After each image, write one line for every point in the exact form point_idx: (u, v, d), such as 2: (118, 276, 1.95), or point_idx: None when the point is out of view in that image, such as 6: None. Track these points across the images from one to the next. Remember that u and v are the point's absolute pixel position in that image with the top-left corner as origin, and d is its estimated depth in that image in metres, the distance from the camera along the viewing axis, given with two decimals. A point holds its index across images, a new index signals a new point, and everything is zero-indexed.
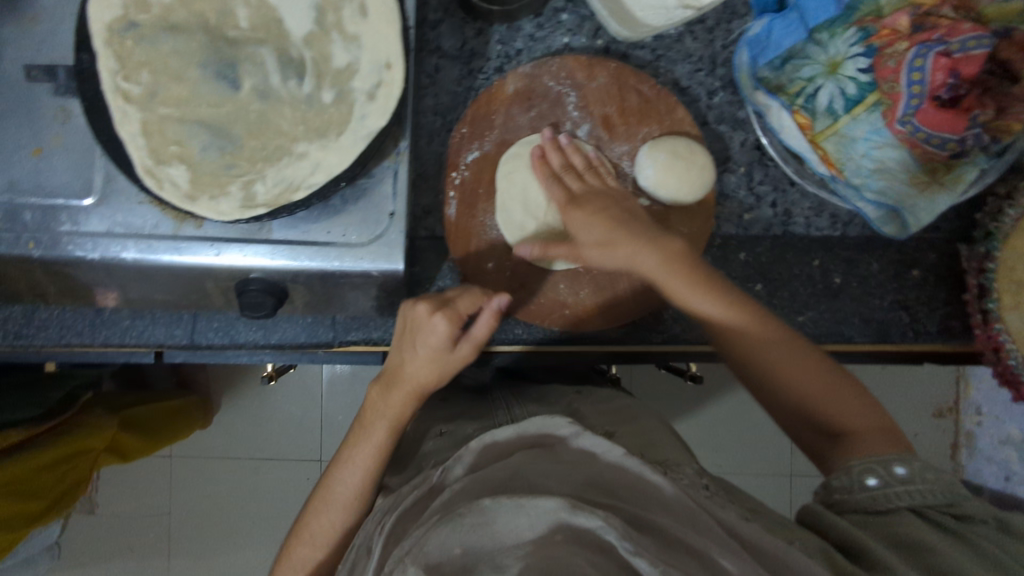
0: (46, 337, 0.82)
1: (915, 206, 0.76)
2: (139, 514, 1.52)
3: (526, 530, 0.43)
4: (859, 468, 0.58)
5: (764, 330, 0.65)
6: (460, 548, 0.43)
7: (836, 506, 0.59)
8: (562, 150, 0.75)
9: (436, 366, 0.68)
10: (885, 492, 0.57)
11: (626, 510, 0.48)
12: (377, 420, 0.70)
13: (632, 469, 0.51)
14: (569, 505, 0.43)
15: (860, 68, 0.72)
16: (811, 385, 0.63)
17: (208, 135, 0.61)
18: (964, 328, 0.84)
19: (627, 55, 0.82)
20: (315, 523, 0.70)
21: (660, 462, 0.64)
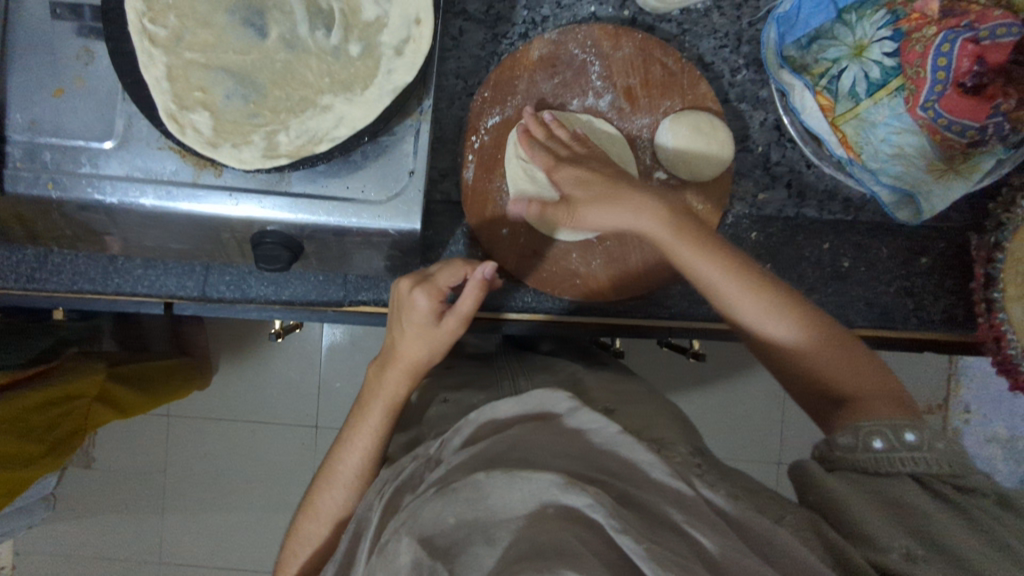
0: (58, 282, 0.82)
1: (930, 193, 0.77)
2: (135, 469, 1.53)
3: (516, 504, 0.42)
4: (868, 430, 0.57)
5: (767, 298, 0.64)
6: (453, 519, 0.42)
7: (835, 464, 0.58)
8: (546, 127, 0.75)
9: (425, 340, 0.69)
10: (888, 455, 0.56)
11: (617, 486, 0.46)
12: (375, 403, 0.70)
13: (626, 452, 0.49)
14: (563, 483, 0.42)
15: (886, 52, 0.72)
16: (815, 349, 0.63)
17: (233, 83, 0.61)
18: (967, 317, 0.86)
19: (653, 28, 0.81)
20: (322, 499, 0.68)
21: (656, 441, 0.62)
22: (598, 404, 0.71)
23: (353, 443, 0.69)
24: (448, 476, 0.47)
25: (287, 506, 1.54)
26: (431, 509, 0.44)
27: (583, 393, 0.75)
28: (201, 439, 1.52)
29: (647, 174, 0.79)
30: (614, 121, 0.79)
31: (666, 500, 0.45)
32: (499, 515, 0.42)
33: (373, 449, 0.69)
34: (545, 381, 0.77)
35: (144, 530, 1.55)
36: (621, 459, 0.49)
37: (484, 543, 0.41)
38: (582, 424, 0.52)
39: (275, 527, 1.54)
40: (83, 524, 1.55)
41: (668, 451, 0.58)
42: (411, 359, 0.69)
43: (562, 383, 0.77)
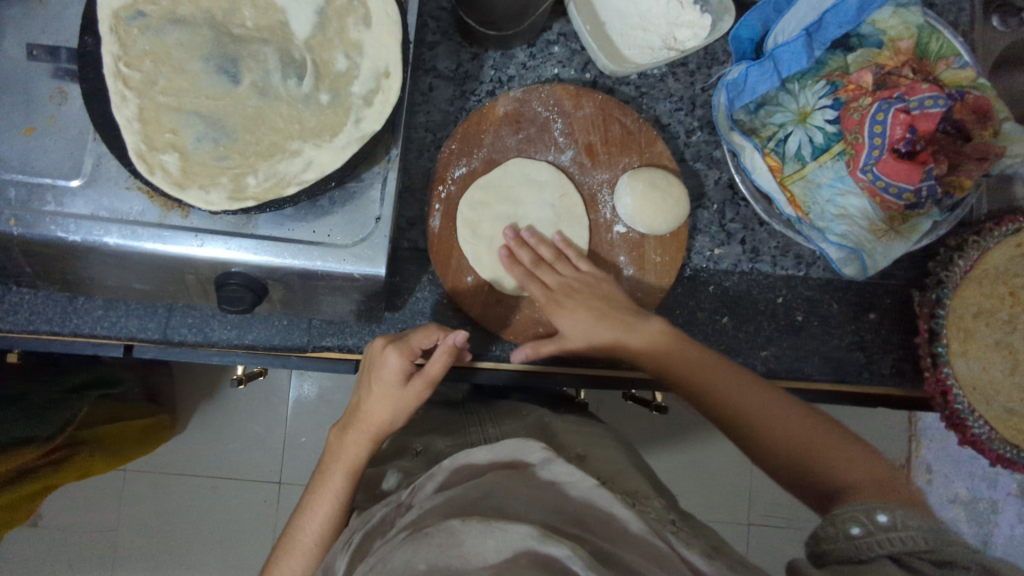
0: (13, 322, 0.80)
1: (874, 250, 0.79)
2: (81, 527, 1.46)
3: (491, 556, 0.40)
4: (846, 519, 0.55)
5: (752, 397, 0.72)
6: (423, 565, 0.40)
7: (822, 557, 0.54)
8: (528, 245, 0.80)
9: (387, 402, 0.70)
10: (867, 538, 0.53)
11: (592, 541, 0.44)
12: (336, 466, 0.70)
13: (604, 506, 0.48)
14: (540, 535, 0.41)
15: (827, 118, 0.78)
16: (795, 438, 0.67)
17: (203, 126, 0.63)
18: (914, 372, 0.88)
19: (613, 90, 0.86)
20: (277, 571, 0.67)
21: (628, 494, 0.61)
22: (571, 452, 0.72)
23: (314, 509, 0.68)
24: (420, 521, 0.46)
25: (244, 567, 1.47)
26: (401, 555, 0.42)
27: (553, 442, 0.74)
28: (155, 496, 1.46)
29: (608, 227, 0.83)
30: (576, 175, 0.83)
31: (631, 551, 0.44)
32: (472, 563, 0.39)
33: (335, 515, 0.68)
34: (512, 429, 0.77)
35: None
36: (600, 512, 0.48)
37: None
38: (553, 477, 0.50)
39: None
40: None
41: (639, 505, 0.57)
42: (375, 422, 0.70)
43: (531, 432, 0.77)
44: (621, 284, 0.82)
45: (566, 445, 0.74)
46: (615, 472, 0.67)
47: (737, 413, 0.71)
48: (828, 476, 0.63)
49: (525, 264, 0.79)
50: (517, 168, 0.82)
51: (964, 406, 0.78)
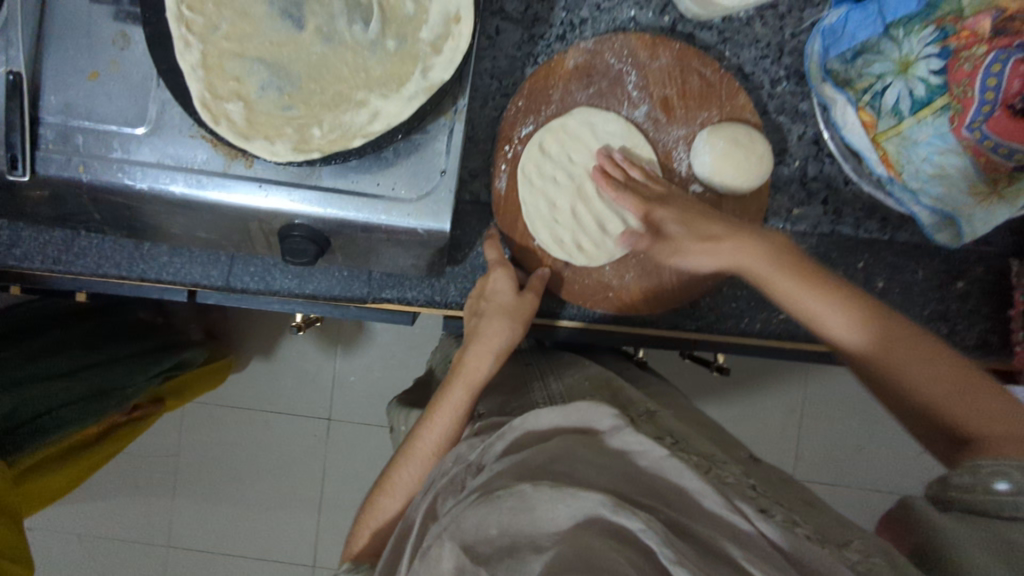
0: (83, 266, 0.81)
1: (971, 216, 0.74)
2: (147, 454, 1.53)
3: (564, 522, 0.42)
4: (988, 471, 0.49)
5: (900, 345, 0.61)
6: (497, 530, 0.43)
7: (946, 502, 0.50)
8: (621, 166, 0.76)
9: (506, 315, 0.73)
10: (1012, 498, 0.46)
11: (666, 512, 0.45)
12: (457, 381, 0.70)
13: (676, 479, 0.47)
14: (613, 504, 0.41)
15: (933, 69, 0.68)
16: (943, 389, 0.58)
17: (268, 74, 0.61)
18: (1001, 343, 0.82)
19: (693, 36, 0.80)
20: (398, 476, 0.68)
21: (704, 456, 0.59)
22: (639, 408, 0.70)
23: (432, 422, 0.69)
24: (490, 482, 0.47)
25: (299, 498, 1.54)
26: (473, 516, 0.44)
27: (620, 395, 0.73)
28: (216, 427, 1.53)
29: (682, 185, 0.78)
30: (650, 133, 0.78)
31: (722, 531, 0.43)
32: (545, 528, 0.42)
33: (453, 427, 0.69)
34: (577, 381, 0.76)
35: (156, 513, 1.55)
36: (668, 496, 0.47)
37: (531, 552, 0.41)
38: (625, 443, 0.50)
39: (286, 520, 1.55)
40: (97, 505, 1.55)
41: (717, 470, 0.56)
42: (498, 341, 0.72)
43: (594, 383, 0.75)
44: None
45: (633, 400, 0.72)
46: (688, 434, 0.65)
47: (877, 368, 0.62)
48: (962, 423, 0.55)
49: (619, 180, 0.75)
50: (581, 115, 0.77)
51: None
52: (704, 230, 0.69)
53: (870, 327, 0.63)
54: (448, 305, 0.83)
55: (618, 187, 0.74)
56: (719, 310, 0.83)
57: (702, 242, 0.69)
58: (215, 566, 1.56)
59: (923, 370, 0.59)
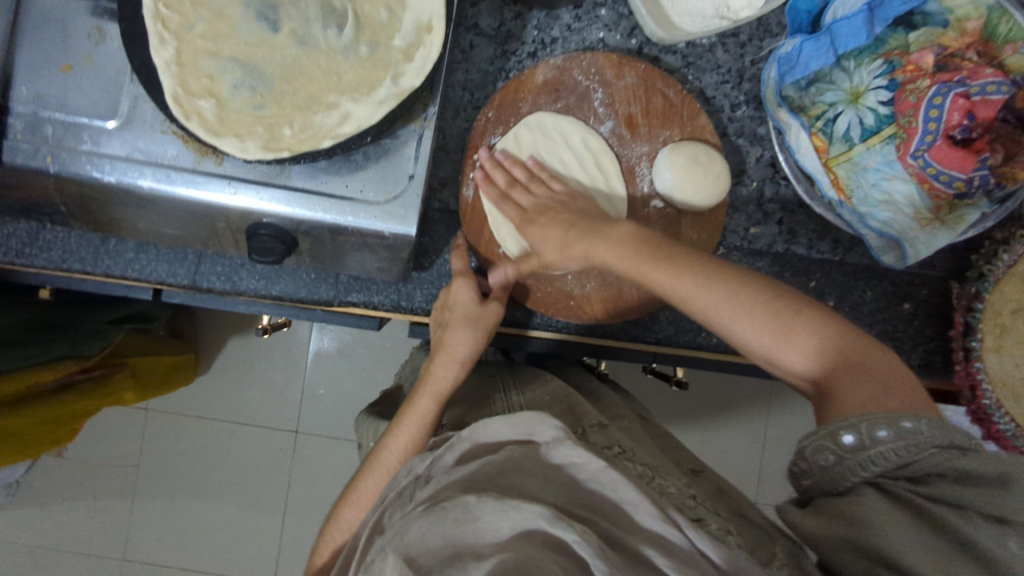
0: (47, 259, 0.81)
1: (915, 240, 0.76)
2: (104, 460, 1.50)
3: (506, 534, 0.44)
4: (814, 446, 0.49)
5: (755, 317, 0.56)
6: (441, 539, 0.44)
7: (807, 494, 0.50)
8: (502, 167, 0.77)
9: (471, 325, 0.74)
10: (840, 466, 0.47)
11: (602, 525, 0.46)
12: (424, 390, 0.71)
13: (612, 492, 0.48)
14: (552, 516, 0.42)
15: (881, 100, 0.74)
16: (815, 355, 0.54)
17: (242, 73, 0.63)
18: (945, 365, 0.85)
19: (658, 59, 0.83)
20: (361, 486, 0.68)
21: (650, 467, 0.61)
22: (593, 419, 0.71)
23: (398, 429, 0.69)
24: (437, 495, 0.48)
25: (258, 510, 1.51)
26: (417, 527, 0.45)
27: (575, 409, 0.74)
28: (176, 435, 1.50)
29: (643, 201, 0.80)
30: (614, 148, 0.80)
31: (645, 539, 0.44)
32: (487, 539, 0.43)
33: (418, 435, 0.69)
34: (537, 394, 0.77)
35: (109, 522, 1.52)
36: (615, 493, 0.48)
37: (472, 560, 0.42)
38: (567, 457, 0.50)
39: (243, 533, 1.52)
40: (48, 512, 1.51)
41: (660, 479, 0.58)
42: (463, 348, 0.73)
43: (553, 397, 0.77)
44: None
45: (589, 413, 0.74)
46: (635, 445, 0.67)
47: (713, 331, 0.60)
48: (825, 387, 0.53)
49: (499, 185, 0.76)
50: (541, 125, 0.79)
51: (992, 402, 0.76)
52: (560, 240, 0.70)
53: (718, 298, 0.58)
54: (414, 310, 0.84)
55: (496, 196, 0.76)
56: (676, 323, 0.86)
57: (558, 251, 0.70)
58: None
59: (779, 333, 0.55)
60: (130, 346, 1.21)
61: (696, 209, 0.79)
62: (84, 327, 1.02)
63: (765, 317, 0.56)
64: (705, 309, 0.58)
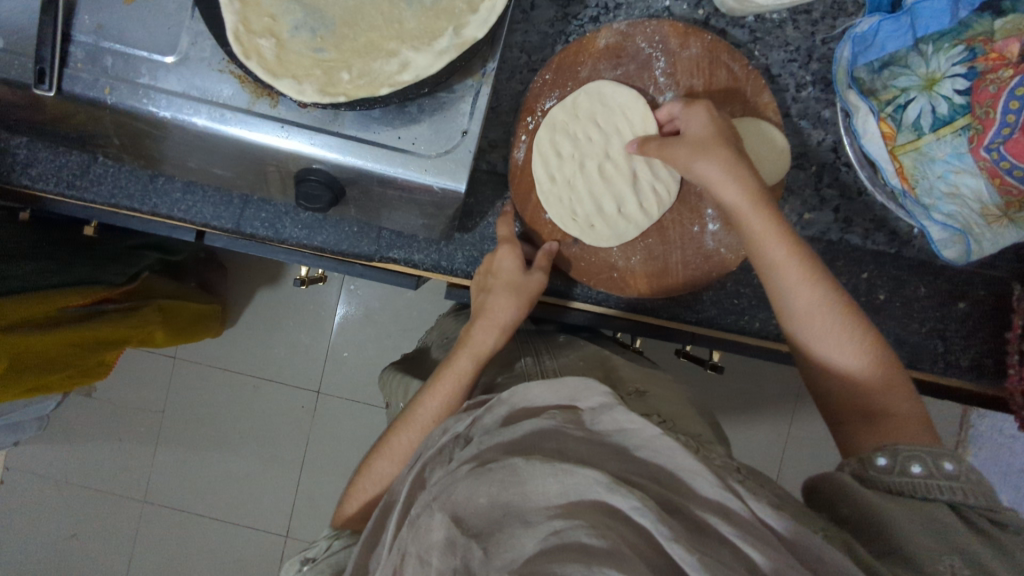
0: (96, 194, 0.81)
1: (981, 237, 0.72)
2: (134, 402, 1.53)
3: (555, 497, 0.43)
4: (905, 455, 0.56)
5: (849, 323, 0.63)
6: (487, 499, 0.44)
7: (868, 480, 0.56)
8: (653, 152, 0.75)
9: (513, 292, 0.73)
10: (926, 481, 0.54)
11: (660, 491, 0.45)
12: (463, 351, 0.71)
13: (666, 453, 0.47)
14: (607, 483, 0.42)
15: (957, 89, 0.70)
16: (877, 381, 0.62)
17: (304, 14, 0.62)
18: (997, 369, 0.82)
19: (725, 32, 0.80)
20: (394, 440, 0.67)
21: (692, 436, 0.60)
22: (631, 386, 0.71)
23: (435, 388, 0.69)
24: (481, 455, 0.48)
25: (279, 464, 1.53)
26: (466, 487, 0.45)
27: (614, 375, 0.74)
28: (205, 383, 1.53)
29: None
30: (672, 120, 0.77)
31: (707, 507, 0.44)
32: (535, 502, 0.43)
33: (453, 395, 0.68)
34: (572, 361, 0.76)
35: (136, 463, 1.55)
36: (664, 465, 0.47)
37: (522, 526, 0.42)
38: (617, 423, 0.49)
39: (263, 483, 1.54)
40: (77, 449, 1.55)
41: (704, 450, 0.55)
42: (506, 315, 0.72)
43: (590, 362, 0.77)
44: (705, 238, 0.78)
45: (627, 380, 0.73)
46: (676, 413, 0.65)
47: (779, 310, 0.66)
48: (883, 418, 0.60)
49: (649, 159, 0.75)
50: (598, 91, 0.77)
51: None
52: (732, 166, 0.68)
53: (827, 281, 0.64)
54: (453, 272, 0.83)
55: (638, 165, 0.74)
56: (720, 304, 0.83)
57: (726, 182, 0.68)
58: (189, 523, 1.56)
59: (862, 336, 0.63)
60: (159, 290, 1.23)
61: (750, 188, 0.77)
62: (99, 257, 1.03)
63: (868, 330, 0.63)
64: (816, 302, 0.64)
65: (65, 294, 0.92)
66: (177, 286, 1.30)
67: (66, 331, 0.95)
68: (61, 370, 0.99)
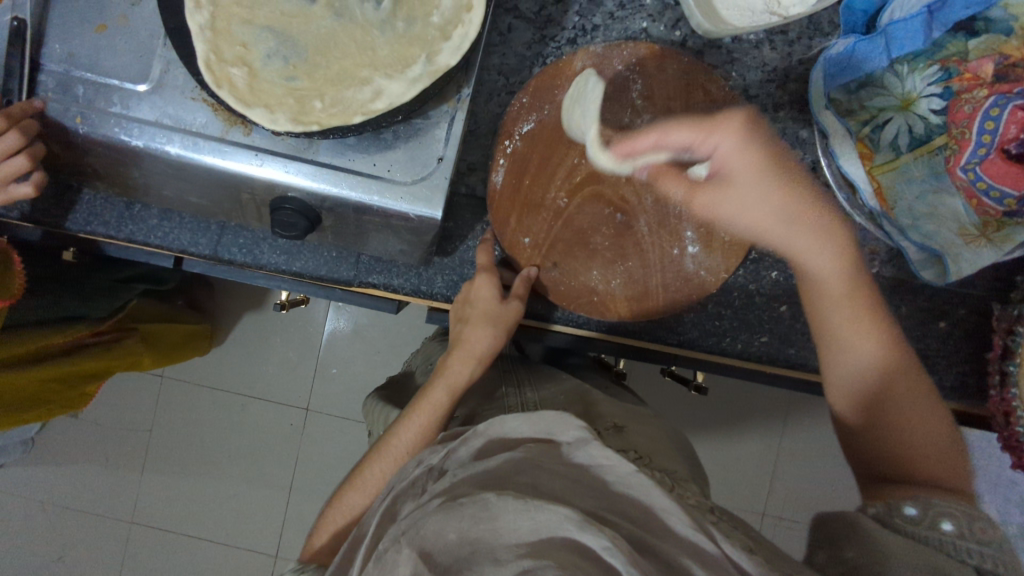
0: (72, 221, 0.81)
1: (959, 256, 0.73)
2: (119, 424, 1.52)
3: (525, 534, 0.42)
4: (939, 513, 0.58)
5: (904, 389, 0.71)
6: (455, 535, 0.43)
7: (890, 527, 0.57)
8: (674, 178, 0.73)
9: (490, 321, 0.73)
10: (953, 538, 0.55)
11: (633, 531, 0.45)
12: (438, 381, 0.71)
13: (641, 496, 0.47)
14: (578, 520, 0.42)
15: (933, 108, 0.71)
16: (931, 448, 0.67)
17: (275, 42, 0.61)
18: (979, 388, 0.82)
19: (702, 53, 0.80)
20: (367, 472, 0.67)
21: (668, 473, 0.60)
22: (607, 421, 0.71)
23: (410, 418, 0.68)
24: (452, 490, 0.47)
25: (265, 484, 1.52)
26: (434, 522, 0.44)
27: (594, 408, 0.74)
28: (191, 404, 1.51)
29: None
30: None
31: (681, 550, 0.43)
32: (505, 540, 0.42)
33: (429, 427, 0.68)
34: (552, 393, 0.76)
35: (121, 486, 1.53)
36: (636, 501, 0.47)
37: (489, 562, 0.41)
38: (593, 459, 0.49)
39: (251, 504, 1.52)
40: (61, 471, 1.53)
41: (680, 488, 0.56)
42: (482, 345, 0.73)
43: (570, 395, 0.76)
44: (685, 261, 0.78)
45: (605, 414, 0.73)
46: (651, 449, 0.66)
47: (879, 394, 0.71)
48: (920, 480, 0.63)
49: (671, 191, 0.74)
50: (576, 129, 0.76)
51: None
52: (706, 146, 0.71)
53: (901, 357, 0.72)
54: (433, 296, 0.83)
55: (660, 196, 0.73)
56: (701, 326, 0.83)
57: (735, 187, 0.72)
58: (174, 545, 1.54)
59: (903, 403, 0.69)
60: (145, 312, 1.21)
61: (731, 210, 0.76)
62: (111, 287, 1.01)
63: (921, 397, 0.70)
64: (874, 357, 0.72)
65: (43, 335, 0.91)
66: (165, 308, 1.30)
67: (32, 372, 0.94)
68: (6, 408, 0.95)
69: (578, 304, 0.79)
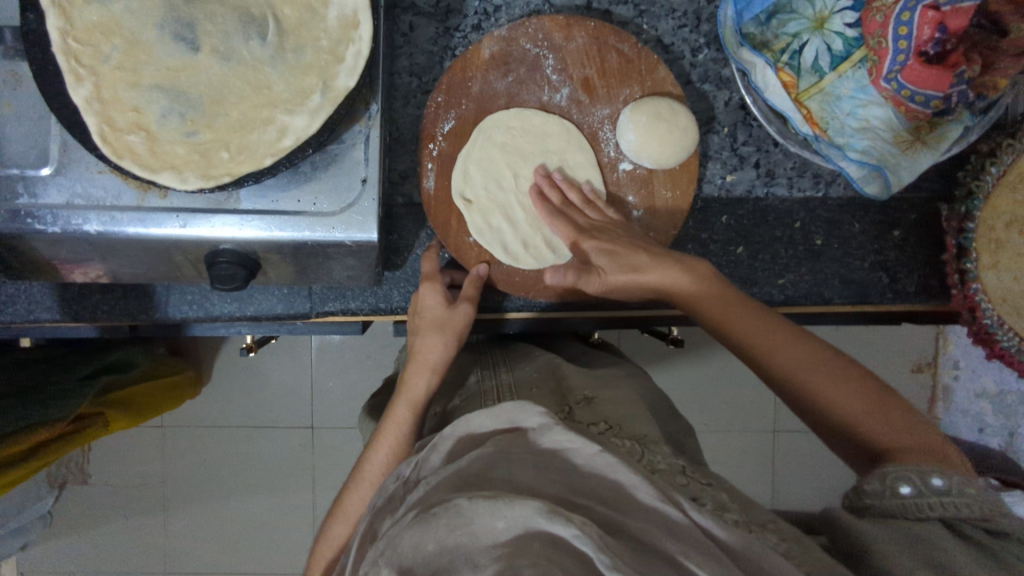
0: (14, 313, 0.79)
1: (897, 166, 0.74)
2: (128, 483, 1.51)
3: (502, 533, 0.40)
4: (892, 474, 0.47)
5: (783, 340, 0.56)
6: (433, 546, 0.40)
7: (861, 511, 0.48)
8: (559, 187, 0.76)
9: (437, 330, 0.72)
10: (915, 499, 0.45)
11: (603, 512, 0.44)
12: (398, 401, 0.69)
13: (610, 475, 0.47)
14: (547, 511, 0.40)
15: (847, 23, 0.68)
16: (853, 399, 0.52)
17: (167, 100, 0.59)
18: (942, 288, 0.83)
19: (609, 12, 0.79)
20: (346, 502, 0.66)
21: (638, 439, 0.61)
22: (579, 395, 0.71)
23: (378, 442, 0.67)
24: (428, 499, 0.45)
25: (285, 509, 1.53)
26: (410, 536, 0.41)
27: (566, 382, 0.74)
28: (195, 449, 1.51)
29: (611, 166, 0.77)
30: (573, 115, 0.76)
31: (647, 521, 0.44)
32: (481, 541, 0.40)
33: (398, 446, 0.66)
34: (525, 374, 0.76)
35: (145, 540, 1.54)
36: (607, 482, 0.47)
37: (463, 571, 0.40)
38: (557, 442, 0.49)
39: (275, 533, 1.54)
40: (85, 539, 1.53)
41: (648, 454, 0.57)
42: (434, 355, 0.71)
43: (543, 372, 0.77)
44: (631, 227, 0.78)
45: (579, 389, 0.73)
46: (624, 416, 0.66)
47: (802, 398, 0.54)
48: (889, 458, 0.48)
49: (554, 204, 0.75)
50: (504, 120, 0.75)
51: (993, 320, 0.73)
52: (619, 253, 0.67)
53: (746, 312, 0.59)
54: (393, 311, 0.83)
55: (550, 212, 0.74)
56: None
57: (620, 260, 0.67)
58: None
59: (853, 390, 0.52)
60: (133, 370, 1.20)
61: (664, 166, 0.75)
62: (57, 388, 0.92)
63: (839, 369, 0.54)
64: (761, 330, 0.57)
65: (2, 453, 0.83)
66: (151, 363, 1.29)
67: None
68: None
69: (533, 291, 0.79)
